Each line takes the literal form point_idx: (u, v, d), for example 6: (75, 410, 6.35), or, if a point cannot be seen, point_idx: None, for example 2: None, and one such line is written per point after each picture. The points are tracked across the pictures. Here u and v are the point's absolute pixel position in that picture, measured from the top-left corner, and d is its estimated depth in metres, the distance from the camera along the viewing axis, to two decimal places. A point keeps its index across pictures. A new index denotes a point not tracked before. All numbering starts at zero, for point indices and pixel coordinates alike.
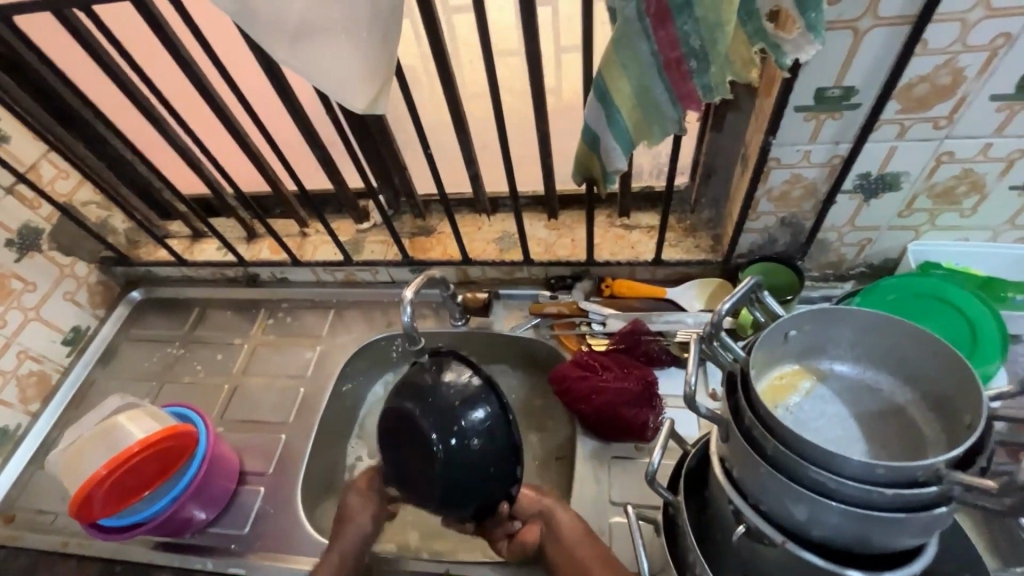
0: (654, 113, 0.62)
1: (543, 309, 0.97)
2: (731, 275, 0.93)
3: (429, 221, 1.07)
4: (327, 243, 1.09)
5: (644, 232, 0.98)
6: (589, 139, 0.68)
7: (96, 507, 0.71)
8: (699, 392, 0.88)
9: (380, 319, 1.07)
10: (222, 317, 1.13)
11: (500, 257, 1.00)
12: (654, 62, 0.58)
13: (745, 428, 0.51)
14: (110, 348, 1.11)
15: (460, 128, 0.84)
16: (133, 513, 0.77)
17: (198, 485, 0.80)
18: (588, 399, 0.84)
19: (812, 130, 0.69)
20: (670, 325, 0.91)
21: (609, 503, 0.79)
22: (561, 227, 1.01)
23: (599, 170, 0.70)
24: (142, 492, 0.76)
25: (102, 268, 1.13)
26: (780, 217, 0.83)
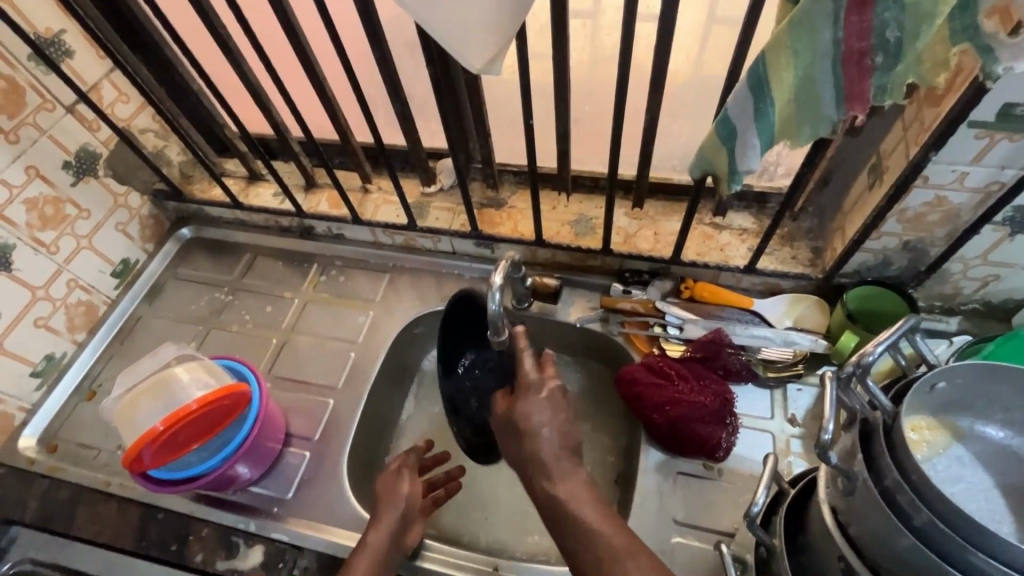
0: (810, 112, 0.54)
1: (616, 304, 0.90)
2: (827, 294, 0.85)
3: (500, 193, 1.00)
4: (389, 203, 1.03)
5: (736, 235, 0.90)
6: (723, 133, 0.59)
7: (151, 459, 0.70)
8: (777, 416, 0.81)
9: (437, 290, 1.01)
10: (272, 267, 1.09)
11: (575, 242, 0.93)
12: (833, 50, 0.49)
13: (884, 489, 0.46)
14: (157, 285, 1.08)
15: (562, 98, 0.76)
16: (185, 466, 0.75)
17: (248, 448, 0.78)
18: (659, 410, 0.79)
19: (979, 150, 0.61)
20: (755, 340, 0.83)
21: (672, 521, 0.75)
22: (644, 217, 0.94)
23: (724, 167, 0.62)
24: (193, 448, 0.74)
25: (154, 201, 1.09)
26: (903, 240, 0.74)
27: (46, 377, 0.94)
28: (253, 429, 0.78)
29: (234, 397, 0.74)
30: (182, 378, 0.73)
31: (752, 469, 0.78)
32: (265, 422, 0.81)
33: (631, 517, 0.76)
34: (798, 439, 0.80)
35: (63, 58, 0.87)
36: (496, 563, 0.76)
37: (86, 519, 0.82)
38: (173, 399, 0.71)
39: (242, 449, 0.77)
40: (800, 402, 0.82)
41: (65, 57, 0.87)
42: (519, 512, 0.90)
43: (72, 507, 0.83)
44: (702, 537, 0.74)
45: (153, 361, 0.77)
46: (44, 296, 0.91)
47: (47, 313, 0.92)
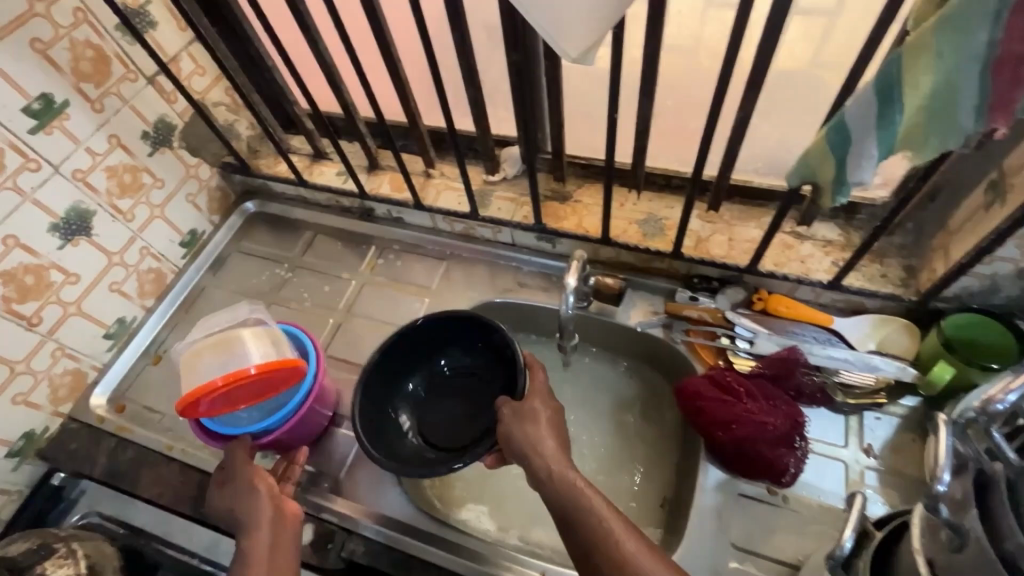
0: (944, 124, 0.48)
1: (682, 310, 0.86)
2: (919, 318, 0.79)
3: (566, 186, 0.97)
4: (451, 190, 1.01)
5: (819, 246, 0.84)
6: (835, 139, 0.54)
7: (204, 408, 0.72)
8: (851, 445, 0.76)
9: (494, 282, 0.99)
10: (331, 247, 1.09)
11: (643, 243, 0.89)
12: (984, 54, 0.43)
13: (1003, 552, 0.41)
14: (221, 257, 1.10)
15: (648, 93, 0.71)
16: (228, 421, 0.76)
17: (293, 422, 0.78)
18: (724, 427, 0.75)
19: None
20: (833, 362, 0.78)
21: (730, 545, 0.72)
22: (718, 221, 0.89)
23: (829, 177, 0.57)
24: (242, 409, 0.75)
25: (222, 174, 1.10)
26: (1020, 267, 0.67)
27: (117, 339, 0.97)
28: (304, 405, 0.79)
29: (290, 371, 0.74)
30: (248, 342, 0.73)
31: (821, 499, 0.73)
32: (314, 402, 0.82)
33: (674, 557, 0.71)
34: (874, 472, 0.74)
35: (147, 29, 0.89)
36: (544, 568, 0.74)
37: (150, 480, 0.85)
38: (233, 358, 0.72)
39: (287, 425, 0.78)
40: (877, 432, 0.76)
41: (149, 28, 0.89)
42: None
43: (136, 468, 0.87)
44: (761, 565, 0.70)
45: (227, 315, 0.78)
46: (118, 262, 0.94)
47: (120, 278, 0.95)
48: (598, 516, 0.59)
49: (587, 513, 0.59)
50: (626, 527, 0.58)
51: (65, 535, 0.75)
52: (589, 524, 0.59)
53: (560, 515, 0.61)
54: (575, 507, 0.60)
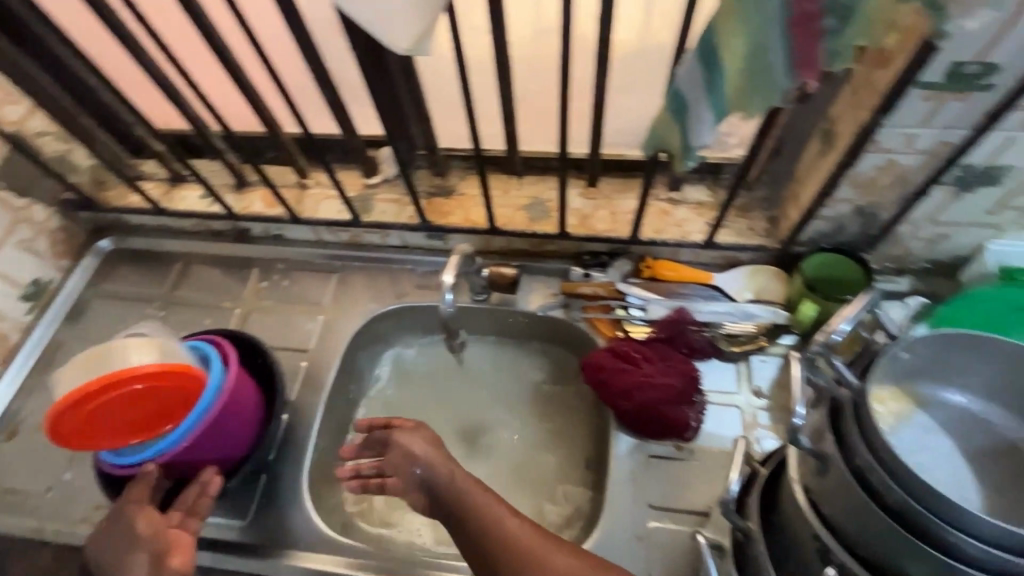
0: (762, 83, 0.51)
1: (576, 289, 0.88)
2: (785, 263, 0.85)
3: (448, 180, 0.95)
4: (330, 198, 0.96)
5: (692, 209, 0.88)
6: (674, 107, 0.56)
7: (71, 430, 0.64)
8: (743, 389, 0.81)
9: (390, 287, 0.96)
10: (208, 276, 1.00)
11: (531, 228, 0.89)
12: (782, 13, 0.47)
13: (856, 468, 0.45)
14: (79, 305, 0.98)
15: (505, 78, 0.71)
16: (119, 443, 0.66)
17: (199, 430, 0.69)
18: (626, 395, 0.77)
19: (927, 112, 0.60)
20: (717, 316, 0.83)
21: (647, 507, 0.74)
22: (599, 197, 0.91)
23: (676, 144, 0.59)
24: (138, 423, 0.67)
25: (64, 212, 0.98)
26: (856, 205, 0.74)
27: None
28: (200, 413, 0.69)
29: (186, 378, 0.66)
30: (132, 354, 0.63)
31: (721, 446, 0.78)
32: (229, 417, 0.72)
33: (596, 533, 0.73)
34: (765, 411, 0.80)
35: None
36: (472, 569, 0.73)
37: None
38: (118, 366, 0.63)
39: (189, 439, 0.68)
40: (764, 373, 0.82)
41: None
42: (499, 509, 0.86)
43: None
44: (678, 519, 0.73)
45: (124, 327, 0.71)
46: None
47: None
48: (504, 526, 0.63)
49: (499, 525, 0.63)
50: (539, 535, 0.62)
51: None
52: (505, 537, 0.62)
53: (462, 526, 0.65)
54: (489, 519, 0.64)
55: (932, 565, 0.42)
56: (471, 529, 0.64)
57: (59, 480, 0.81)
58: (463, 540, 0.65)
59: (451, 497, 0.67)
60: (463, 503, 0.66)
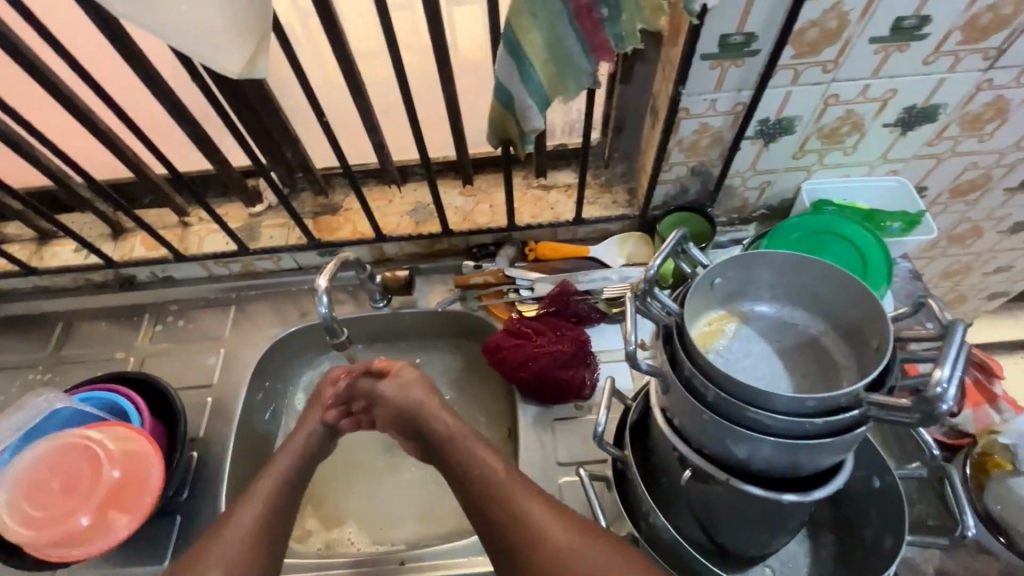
0: (568, 67, 0.60)
1: (469, 280, 0.93)
2: (648, 228, 0.95)
3: (332, 197, 0.98)
4: (215, 232, 0.96)
5: (562, 191, 0.97)
6: (503, 98, 0.63)
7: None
8: (628, 344, 0.90)
9: (291, 309, 0.97)
10: (94, 330, 0.97)
11: (418, 230, 0.94)
12: (563, 6, 0.55)
13: (685, 378, 0.53)
14: None
15: (358, 93, 0.76)
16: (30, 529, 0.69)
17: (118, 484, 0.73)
18: (523, 367, 0.83)
19: (716, 78, 0.71)
20: (597, 283, 0.91)
21: (556, 465, 0.80)
22: (478, 192, 0.97)
23: (514, 131, 0.67)
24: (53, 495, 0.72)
25: None
26: (690, 166, 0.85)
27: None
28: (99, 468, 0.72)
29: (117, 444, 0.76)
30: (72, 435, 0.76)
31: None
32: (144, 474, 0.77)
33: None
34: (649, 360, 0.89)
35: None
36: (402, 557, 0.76)
37: None
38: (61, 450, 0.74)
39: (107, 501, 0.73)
40: (645, 327, 0.91)
41: None
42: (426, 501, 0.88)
43: None
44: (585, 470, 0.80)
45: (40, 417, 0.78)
46: None
47: None
48: (513, 503, 0.62)
49: (506, 500, 0.62)
50: (556, 517, 0.61)
51: None
52: (510, 509, 0.62)
53: (478, 505, 0.64)
54: (500, 499, 0.63)
55: (750, 444, 0.50)
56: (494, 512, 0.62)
57: None
58: (469, 508, 0.65)
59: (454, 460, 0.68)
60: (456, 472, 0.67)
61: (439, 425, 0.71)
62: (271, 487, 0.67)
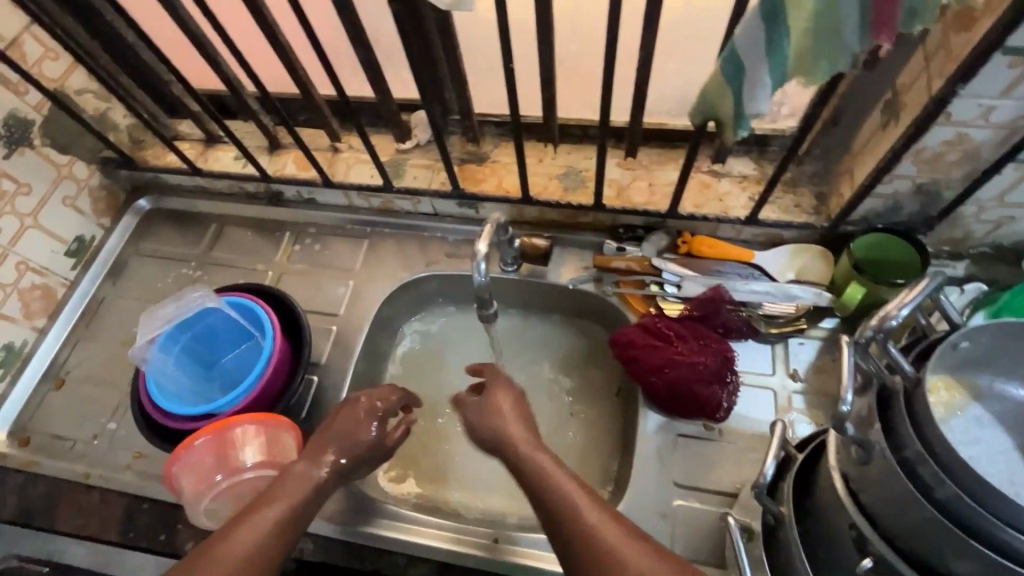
0: (830, 42, 0.47)
1: (610, 263, 0.85)
2: (832, 243, 0.81)
3: (481, 146, 0.93)
4: (362, 162, 0.95)
5: (736, 183, 0.84)
6: (730, 70, 0.52)
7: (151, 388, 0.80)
8: (778, 372, 0.79)
9: (420, 255, 0.95)
10: (242, 238, 1.01)
11: (565, 198, 0.87)
12: None
13: (904, 460, 0.43)
14: (120, 262, 1.01)
15: (547, 40, 0.68)
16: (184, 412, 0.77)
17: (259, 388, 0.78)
18: (657, 372, 0.75)
19: (1010, 80, 0.55)
20: (756, 296, 0.79)
21: (673, 485, 0.73)
22: (637, 167, 0.87)
23: (729, 112, 0.55)
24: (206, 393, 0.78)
25: (104, 171, 1.00)
26: (917, 182, 0.69)
27: (8, 367, 0.88)
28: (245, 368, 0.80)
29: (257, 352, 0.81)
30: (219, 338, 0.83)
31: (753, 428, 0.76)
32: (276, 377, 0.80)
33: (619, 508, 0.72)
34: (800, 395, 0.77)
35: None
36: (496, 534, 0.73)
37: (68, 513, 0.79)
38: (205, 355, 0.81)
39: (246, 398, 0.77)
40: (802, 355, 0.79)
41: None
42: None
43: (53, 503, 0.80)
44: (704, 499, 0.72)
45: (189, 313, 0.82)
46: None
47: None
48: (581, 520, 0.54)
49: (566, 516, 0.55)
50: (617, 530, 0.53)
51: None
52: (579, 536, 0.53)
53: (560, 531, 0.55)
54: (565, 518, 0.55)
55: (977, 561, 0.41)
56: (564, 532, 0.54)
57: (103, 429, 0.85)
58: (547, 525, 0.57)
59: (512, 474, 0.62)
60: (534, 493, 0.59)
61: (516, 435, 0.65)
62: (287, 499, 0.62)
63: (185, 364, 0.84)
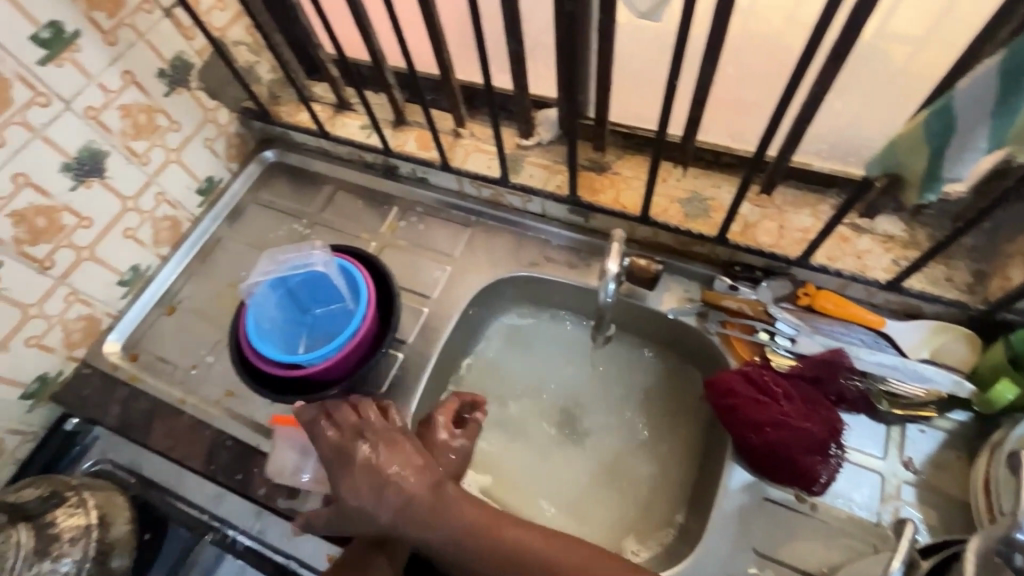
0: None
1: (719, 300, 0.81)
2: (980, 328, 0.72)
3: (604, 156, 0.90)
4: (481, 152, 0.95)
5: (879, 242, 0.77)
6: (935, 127, 0.47)
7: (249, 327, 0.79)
8: (891, 457, 0.71)
9: (521, 254, 0.94)
10: (351, 205, 1.04)
11: (685, 224, 0.83)
12: None
13: None
14: (239, 207, 1.06)
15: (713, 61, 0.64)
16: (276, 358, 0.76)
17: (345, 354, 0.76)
18: (756, 429, 0.70)
19: None
20: (881, 369, 0.73)
21: (750, 551, 0.69)
22: (769, 206, 0.82)
23: (918, 169, 0.50)
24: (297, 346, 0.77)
25: (242, 120, 1.05)
26: None
27: (132, 287, 0.95)
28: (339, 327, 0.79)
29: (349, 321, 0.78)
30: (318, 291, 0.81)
31: (851, 511, 0.70)
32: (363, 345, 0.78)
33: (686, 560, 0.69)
34: (911, 487, 0.70)
35: None
36: None
37: (162, 433, 0.84)
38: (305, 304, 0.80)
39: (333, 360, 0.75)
40: (921, 445, 0.72)
41: None
42: (578, 497, 0.86)
43: (150, 419, 0.85)
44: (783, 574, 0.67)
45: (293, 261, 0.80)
46: (133, 207, 0.90)
47: (135, 224, 0.92)
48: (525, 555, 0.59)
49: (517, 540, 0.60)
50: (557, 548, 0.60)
51: (76, 481, 0.74)
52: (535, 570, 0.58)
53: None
54: (516, 559, 0.59)
55: None
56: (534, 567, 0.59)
57: (202, 361, 0.90)
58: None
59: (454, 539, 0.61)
60: (480, 550, 0.60)
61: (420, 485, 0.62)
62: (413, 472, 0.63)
63: (282, 311, 0.83)
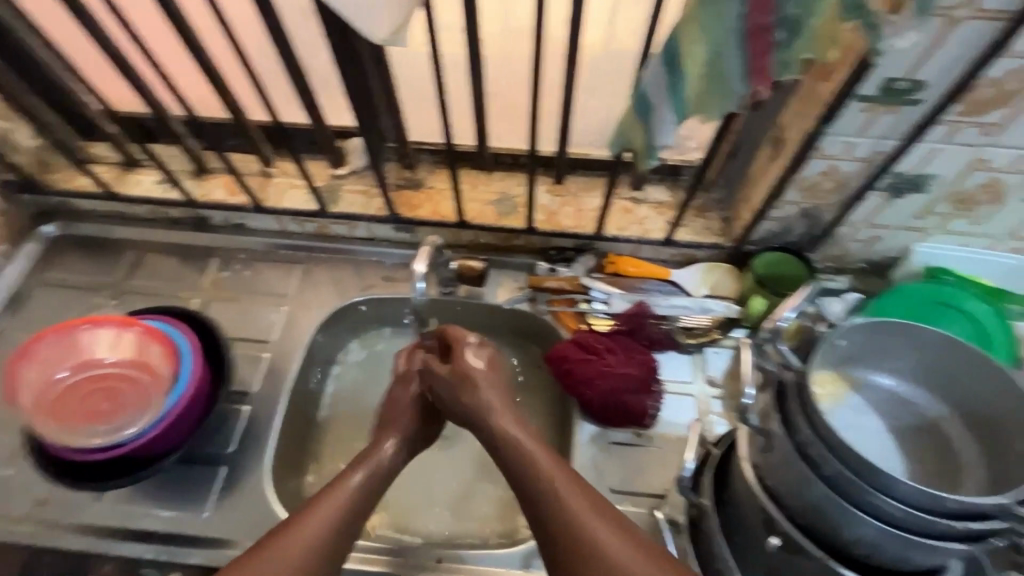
0: (719, 87, 0.55)
1: (542, 283, 0.90)
2: (737, 261, 0.91)
3: (417, 173, 0.95)
4: (295, 188, 0.95)
5: (653, 208, 0.92)
6: (640, 108, 0.59)
7: (46, 414, 0.69)
8: (698, 379, 0.86)
9: (357, 279, 0.95)
10: (163, 266, 0.97)
11: (499, 222, 0.91)
12: (737, 28, 0.51)
13: (798, 444, 0.50)
14: (20, 292, 0.93)
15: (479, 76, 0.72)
16: (86, 439, 0.68)
17: (164, 413, 0.70)
18: (589, 384, 0.80)
19: (864, 122, 0.67)
20: (676, 310, 0.87)
21: (608, 490, 0.78)
22: (565, 194, 0.93)
23: (640, 142, 0.62)
24: (112, 418, 0.70)
25: (4, 195, 0.92)
26: (802, 207, 0.80)
27: None
28: (153, 382, 0.72)
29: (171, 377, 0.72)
30: (120, 351, 0.74)
31: (679, 432, 0.82)
32: (194, 400, 0.72)
33: None
34: (717, 399, 0.85)
35: None
36: (439, 554, 0.72)
37: None
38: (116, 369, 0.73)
39: (161, 424, 0.69)
40: (717, 363, 0.87)
41: None
42: (460, 496, 0.87)
43: None
44: (637, 501, 0.77)
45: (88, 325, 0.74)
46: None
47: None
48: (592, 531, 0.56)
49: (585, 525, 0.56)
50: (628, 544, 0.55)
51: None
52: (578, 540, 0.56)
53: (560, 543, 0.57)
54: (563, 518, 0.57)
55: (858, 528, 0.48)
56: (565, 537, 0.56)
57: None
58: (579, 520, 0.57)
59: (531, 499, 0.60)
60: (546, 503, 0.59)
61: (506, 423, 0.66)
62: (530, 466, 0.62)
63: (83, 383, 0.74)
